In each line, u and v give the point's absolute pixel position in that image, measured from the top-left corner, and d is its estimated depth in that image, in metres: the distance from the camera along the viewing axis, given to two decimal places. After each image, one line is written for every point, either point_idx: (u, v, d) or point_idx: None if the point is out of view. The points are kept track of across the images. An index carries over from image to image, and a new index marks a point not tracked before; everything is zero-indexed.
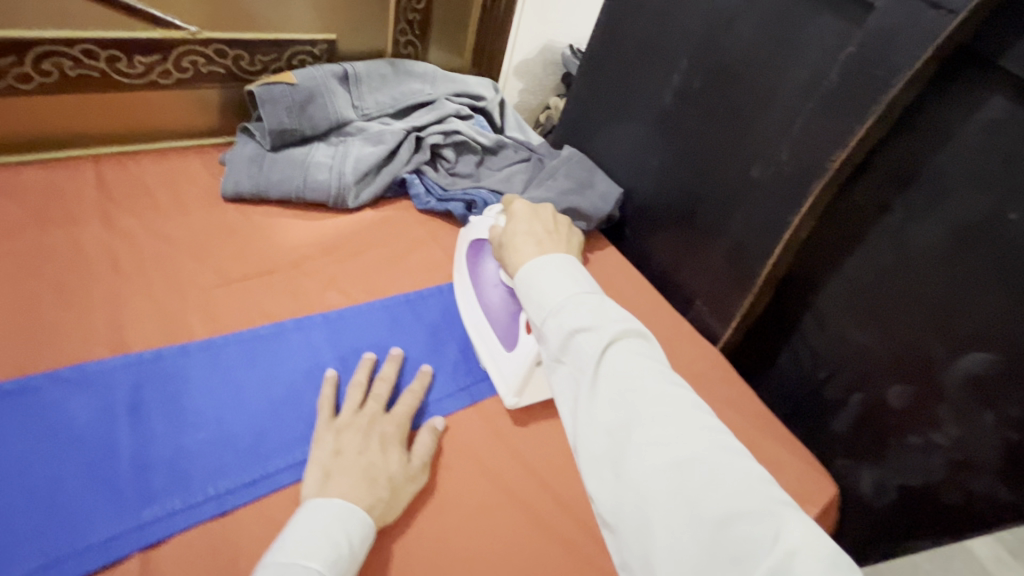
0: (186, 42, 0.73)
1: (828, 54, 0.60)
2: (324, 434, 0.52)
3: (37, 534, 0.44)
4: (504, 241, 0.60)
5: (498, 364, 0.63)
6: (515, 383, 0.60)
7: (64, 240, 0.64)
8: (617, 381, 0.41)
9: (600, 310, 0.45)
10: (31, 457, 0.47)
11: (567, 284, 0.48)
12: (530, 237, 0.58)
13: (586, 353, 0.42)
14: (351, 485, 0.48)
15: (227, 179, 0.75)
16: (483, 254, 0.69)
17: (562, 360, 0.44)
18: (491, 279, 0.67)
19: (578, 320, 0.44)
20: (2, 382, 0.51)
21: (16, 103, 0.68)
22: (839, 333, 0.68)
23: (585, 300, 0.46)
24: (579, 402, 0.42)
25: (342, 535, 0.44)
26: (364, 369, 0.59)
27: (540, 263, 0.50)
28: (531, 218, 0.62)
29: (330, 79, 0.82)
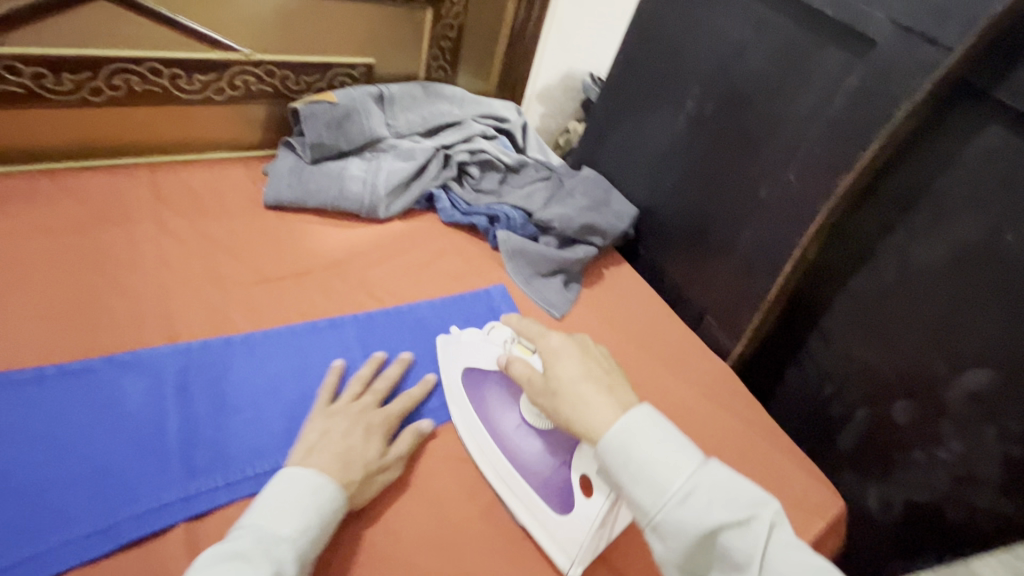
0: (240, 62, 0.80)
1: (834, 84, 0.64)
2: (318, 416, 0.55)
3: (94, 500, 0.48)
4: (559, 388, 0.53)
5: (548, 529, 0.55)
6: (579, 552, 0.53)
7: (120, 238, 0.69)
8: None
9: (729, 491, 0.42)
10: (90, 430, 0.52)
11: (679, 465, 0.44)
12: (594, 383, 0.52)
13: (733, 552, 0.41)
14: (329, 461, 0.50)
15: (268, 188, 0.81)
16: (491, 394, 0.62)
17: (701, 555, 0.42)
18: (510, 425, 0.60)
19: (714, 513, 0.41)
20: (66, 363, 0.56)
21: (86, 113, 0.74)
22: (845, 350, 0.70)
23: (709, 479, 0.43)
24: None
25: (313, 504, 0.47)
26: (371, 365, 0.61)
27: (632, 435, 0.46)
28: (583, 355, 0.56)
29: (366, 99, 0.88)
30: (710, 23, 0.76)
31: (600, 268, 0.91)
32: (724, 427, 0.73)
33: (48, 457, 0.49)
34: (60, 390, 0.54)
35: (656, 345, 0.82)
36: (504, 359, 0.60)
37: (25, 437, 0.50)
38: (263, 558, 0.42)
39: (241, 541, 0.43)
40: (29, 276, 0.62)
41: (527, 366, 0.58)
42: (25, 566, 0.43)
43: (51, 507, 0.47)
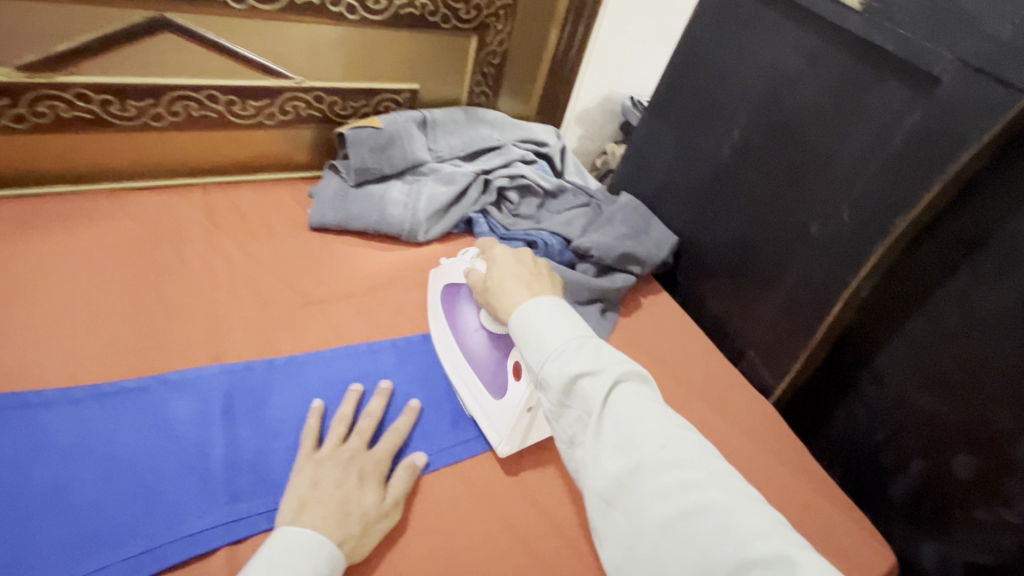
0: (292, 89, 0.82)
1: (893, 120, 0.62)
2: (305, 465, 0.53)
3: (143, 521, 0.49)
4: (490, 287, 0.58)
5: (487, 413, 0.62)
6: (505, 432, 0.60)
7: (173, 258, 0.72)
8: (620, 429, 0.43)
9: (601, 351, 0.46)
10: (141, 449, 0.54)
11: (560, 324, 0.49)
12: (516, 280, 0.56)
13: (588, 400, 0.44)
14: (324, 515, 0.48)
15: (314, 211, 0.83)
16: (458, 299, 0.68)
17: (563, 404, 0.46)
18: (470, 326, 0.66)
19: (580, 363, 0.45)
20: (121, 381, 0.58)
21: (148, 137, 0.78)
22: (899, 395, 0.67)
23: (583, 341, 0.47)
24: (587, 448, 0.44)
25: (308, 568, 0.45)
26: (349, 404, 0.60)
27: (532, 307, 0.51)
28: (515, 262, 0.59)
29: (409, 125, 0.90)
30: (760, 53, 0.75)
31: (638, 297, 0.90)
32: (766, 469, 0.70)
33: (102, 474, 0.51)
34: (116, 409, 0.56)
35: (695, 378, 0.80)
36: (463, 269, 0.66)
37: (80, 455, 0.52)
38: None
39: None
40: (89, 294, 0.65)
41: (480, 275, 0.62)
42: None
43: (102, 526, 0.48)
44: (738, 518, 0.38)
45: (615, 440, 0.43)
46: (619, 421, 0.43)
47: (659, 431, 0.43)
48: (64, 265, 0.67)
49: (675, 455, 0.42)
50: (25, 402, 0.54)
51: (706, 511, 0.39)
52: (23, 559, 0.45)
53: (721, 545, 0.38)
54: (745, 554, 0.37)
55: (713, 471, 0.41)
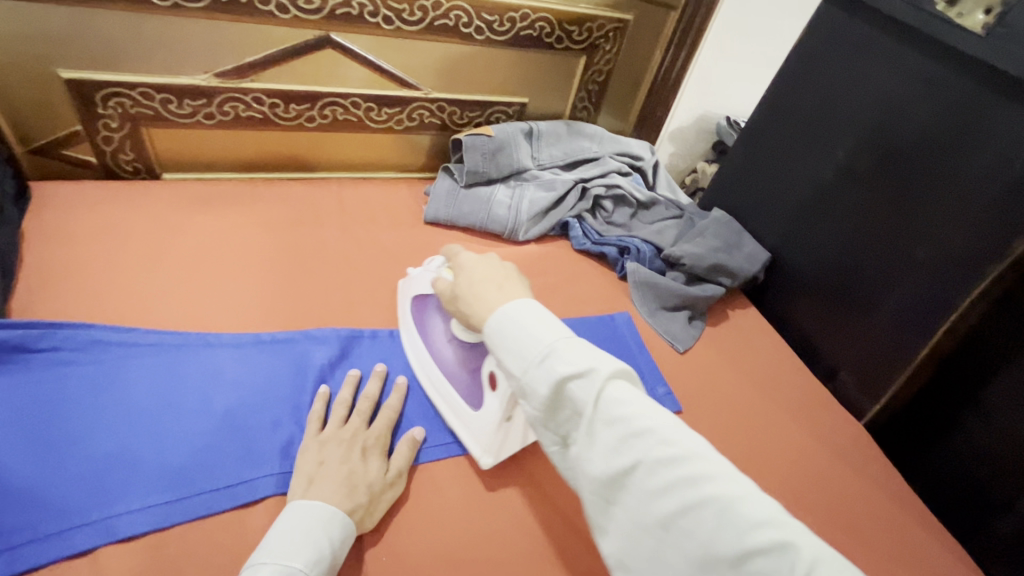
0: (420, 99, 0.94)
1: (1015, 143, 0.61)
2: (311, 446, 0.56)
3: (289, 447, 0.59)
4: (460, 293, 0.55)
5: (465, 422, 0.64)
6: (487, 441, 0.61)
7: (315, 237, 0.84)
8: (614, 430, 0.42)
9: (583, 350, 0.44)
10: (287, 389, 0.64)
11: (535, 323, 0.46)
12: (487, 284, 0.53)
13: (578, 404, 0.43)
14: (332, 490, 0.52)
15: (429, 206, 0.92)
16: (427, 309, 0.70)
17: (550, 411, 0.44)
18: (439, 338, 0.68)
19: (563, 365, 0.43)
20: (275, 333, 0.69)
21: (301, 136, 0.92)
22: (1004, 427, 0.64)
23: (566, 344, 0.45)
24: (581, 452, 0.43)
25: (323, 537, 0.48)
26: (349, 387, 0.63)
27: (508, 312, 0.48)
28: (482, 265, 0.55)
29: (517, 135, 0.97)
30: (873, 77, 0.75)
31: (725, 310, 0.92)
32: (853, 486, 0.70)
33: (260, 405, 0.61)
34: (270, 354, 0.66)
35: (782, 391, 0.81)
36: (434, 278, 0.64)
37: (243, 388, 0.62)
38: None
39: None
40: (251, 261, 0.78)
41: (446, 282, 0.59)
42: (242, 488, 0.55)
43: (260, 446, 0.58)
44: (739, 505, 0.38)
45: (610, 445, 0.42)
46: (610, 423, 0.42)
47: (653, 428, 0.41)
48: (233, 236, 0.81)
49: (669, 452, 0.40)
50: (205, 340, 0.66)
51: (702, 506, 0.38)
52: (202, 462, 0.56)
53: (721, 537, 0.37)
54: (747, 546, 0.36)
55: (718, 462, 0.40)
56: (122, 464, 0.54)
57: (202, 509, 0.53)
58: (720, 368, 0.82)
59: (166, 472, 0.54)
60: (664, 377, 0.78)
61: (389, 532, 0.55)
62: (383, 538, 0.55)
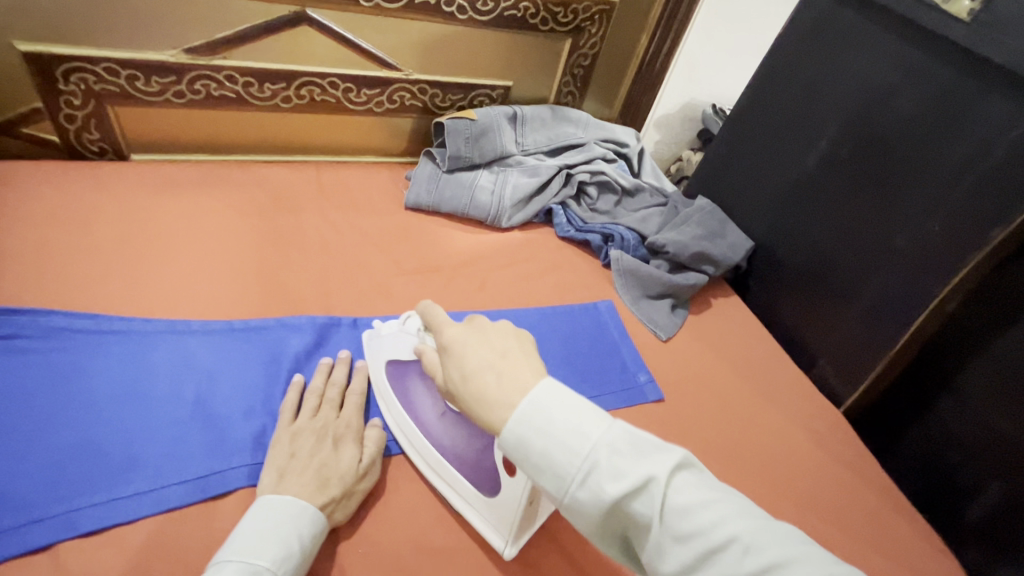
0: (400, 80, 0.91)
1: (994, 135, 0.61)
2: (283, 436, 0.55)
3: (264, 437, 0.57)
4: (454, 386, 0.45)
5: (480, 510, 0.55)
6: (510, 533, 0.53)
7: (292, 222, 0.82)
8: (688, 546, 0.37)
9: (635, 456, 0.39)
10: (262, 378, 0.62)
11: (572, 433, 0.39)
12: (485, 373, 0.43)
13: (643, 519, 0.38)
14: (303, 483, 0.51)
15: (410, 191, 0.90)
16: (409, 379, 0.60)
17: (609, 526, 0.40)
18: (429, 414, 0.58)
19: (614, 487, 0.38)
20: (249, 320, 0.67)
21: (277, 117, 0.89)
22: (978, 414, 0.65)
23: (612, 449, 0.39)
24: (652, 564, 0.39)
25: (291, 532, 0.47)
26: (320, 375, 0.62)
27: (529, 422, 0.40)
28: (475, 342, 0.46)
29: (501, 119, 0.96)
30: (857, 66, 0.75)
31: (708, 298, 0.92)
32: (829, 471, 0.71)
33: (233, 395, 0.60)
34: (244, 342, 0.65)
35: (762, 378, 0.81)
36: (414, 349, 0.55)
37: (215, 376, 0.61)
38: None
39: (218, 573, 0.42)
40: (223, 245, 0.75)
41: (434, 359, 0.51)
42: (214, 479, 0.53)
43: (233, 435, 0.57)
44: None
45: (684, 561, 0.37)
46: (682, 537, 0.37)
47: (730, 532, 0.36)
48: (205, 219, 0.78)
49: (756, 562, 0.35)
50: (175, 328, 0.64)
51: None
52: (172, 453, 0.54)
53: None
54: None
55: (807, 556, 0.36)
56: (87, 455, 0.52)
57: (172, 501, 0.52)
58: (701, 356, 0.82)
59: (133, 462, 0.53)
60: (646, 365, 0.78)
61: (366, 522, 0.55)
62: (359, 526, 0.54)
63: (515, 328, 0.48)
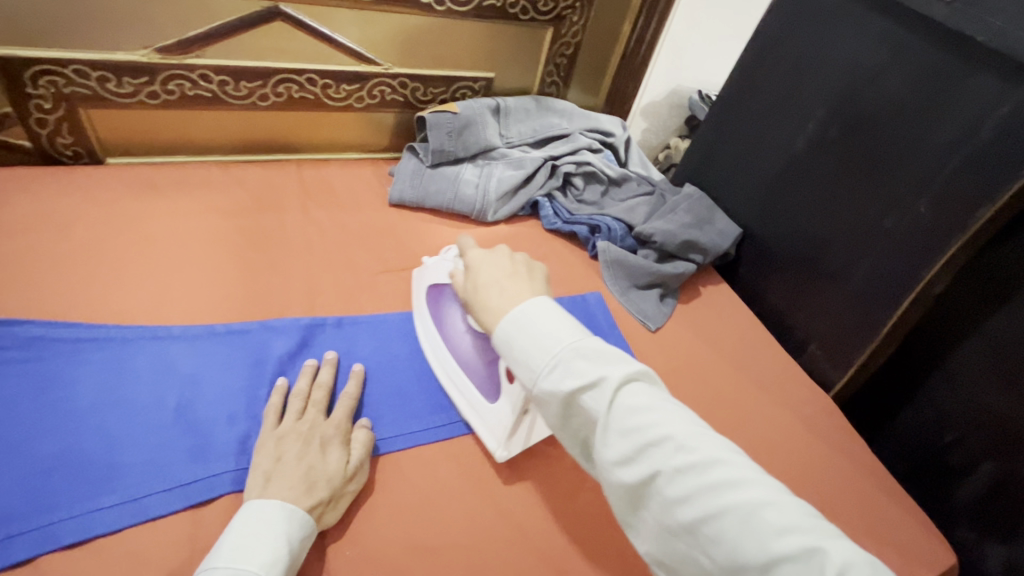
0: (379, 75, 0.90)
1: (981, 113, 0.61)
2: (267, 441, 0.54)
3: (248, 441, 0.57)
4: (468, 294, 0.56)
5: (481, 414, 0.63)
6: (502, 433, 0.60)
7: (275, 222, 0.81)
8: (627, 439, 0.42)
9: (597, 359, 0.45)
10: (245, 382, 0.61)
11: (546, 334, 0.47)
12: (492, 286, 0.53)
13: (592, 414, 0.44)
14: (290, 487, 0.50)
15: (393, 188, 0.89)
16: (444, 300, 0.69)
17: (565, 417, 0.46)
18: (456, 330, 0.66)
19: (572, 377, 0.44)
20: (232, 324, 0.66)
21: (255, 116, 0.87)
22: (970, 395, 0.65)
23: (578, 351, 0.46)
24: (599, 458, 0.44)
25: (281, 535, 0.47)
26: (304, 377, 0.60)
27: (515, 321, 0.49)
28: (489, 262, 0.56)
29: (484, 111, 0.94)
30: (843, 47, 0.74)
31: (697, 286, 0.91)
32: (819, 457, 0.71)
33: (216, 400, 0.59)
34: (226, 345, 0.64)
35: (752, 365, 0.81)
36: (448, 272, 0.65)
37: (196, 381, 0.60)
38: None
39: None
40: (204, 248, 0.74)
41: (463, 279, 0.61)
42: (197, 485, 0.53)
43: (217, 441, 0.56)
44: (761, 510, 0.38)
45: (624, 454, 0.42)
46: (625, 431, 0.42)
47: (668, 433, 0.41)
48: (185, 221, 0.77)
49: (687, 458, 0.40)
50: (155, 333, 0.63)
51: (724, 513, 0.38)
52: (154, 460, 0.53)
53: (744, 544, 0.37)
54: (770, 549, 0.36)
55: (737, 468, 0.40)
56: (67, 466, 0.51)
57: (157, 509, 0.51)
58: (691, 345, 0.82)
59: (114, 471, 0.52)
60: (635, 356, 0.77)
61: (357, 523, 0.54)
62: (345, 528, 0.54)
63: (531, 258, 0.57)
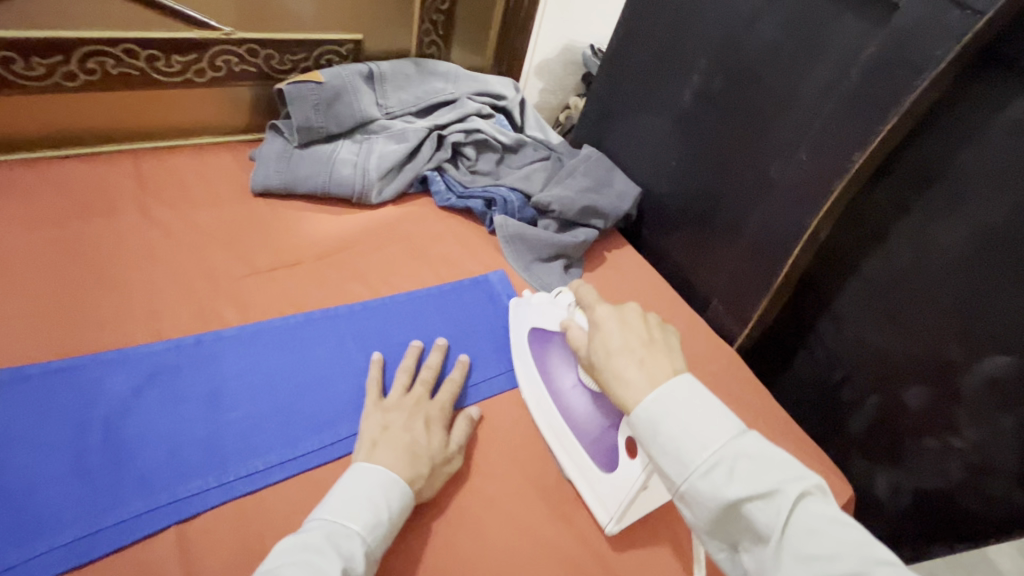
0: (219, 41, 0.76)
1: (852, 55, 0.60)
2: (374, 412, 0.55)
3: (82, 504, 0.47)
4: (596, 359, 0.50)
5: (591, 482, 0.56)
6: (617, 509, 0.53)
7: (103, 228, 0.67)
8: (806, 565, 0.35)
9: (764, 462, 0.39)
10: (73, 433, 0.50)
11: (706, 428, 0.41)
12: (625, 356, 0.47)
13: (759, 526, 0.37)
14: (395, 457, 0.50)
15: (256, 174, 0.78)
16: (551, 350, 0.64)
17: (720, 522, 0.39)
18: (566, 384, 0.61)
19: (738, 484, 0.38)
20: (51, 362, 0.54)
21: (61, 99, 0.71)
22: (856, 335, 0.67)
23: (741, 451, 0.39)
24: (761, 572, 0.38)
25: (383, 500, 0.47)
26: (376, 368, 0.60)
27: (665, 402, 0.42)
28: (621, 327, 0.50)
29: (355, 78, 0.84)
30: None
31: (602, 251, 0.89)
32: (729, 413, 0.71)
33: (38, 460, 0.48)
34: (45, 391, 0.52)
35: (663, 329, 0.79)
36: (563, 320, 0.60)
37: (8, 442, 0.49)
38: (330, 551, 0.42)
39: (311, 533, 0.43)
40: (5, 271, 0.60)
41: (581, 332, 0.55)
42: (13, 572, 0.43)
43: (40, 510, 0.46)
44: None
45: None
46: (804, 555, 0.36)
47: (857, 565, 0.35)
48: None
49: None
50: None
51: None
52: None
53: None
54: None
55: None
56: None
57: None
58: None
59: None
60: None
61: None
62: None
63: (661, 320, 0.53)
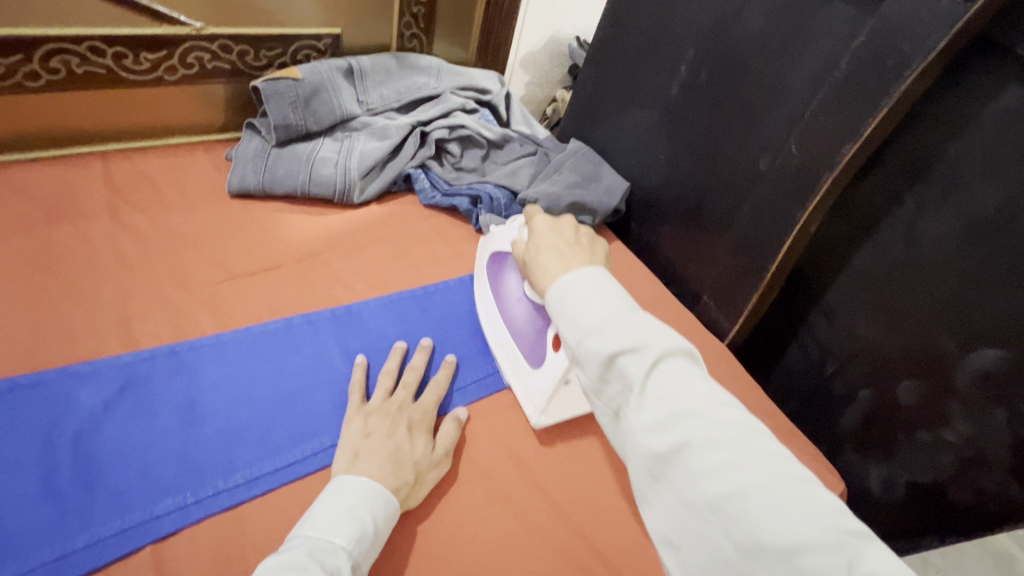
0: (190, 37, 0.73)
1: (839, 46, 0.58)
2: (356, 417, 0.54)
3: (52, 525, 0.45)
4: (528, 258, 0.53)
5: (524, 379, 0.61)
6: (539, 400, 0.58)
7: (71, 235, 0.64)
8: (664, 408, 0.37)
9: (644, 326, 0.40)
10: (40, 451, 0.48)
11: (599, 298, 0.42)
12: (550, 252, 0.51)
13: (630, 379, 0.38)
14: (379, 465, 0.49)
15: (233, 175, 0.75)
16: (502, 266, 0.67)
17: (600, 381, 0.40)
18: (513, 296, 0.64)
19: (618, 340, 0.39)
20: (17, 377, 0.52)
21: (24, 100, 0.68)
22: (847, 328, 0.67)
23: (627, 317, 0.41)
24: (628, 427, 0.38)
25: (368, 512, 0.45)
26: (360, 370, 0.59)
27: (572, 281, 0.44)
28: (551, 231, 0.53)
29: (334, 74, 0.81)
30: None
31: None
32: None
33: (3, 481, 0.46)
34: (10, 407, 0.50)
35: None
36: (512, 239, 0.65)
37: None
38: (316, 567, 0.40)
39: (294, 551, 0.41)
40: None
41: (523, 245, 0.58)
42: None
43: (6, 532, 0.44)
44: (789, 498, 0.32)
45: (656, 421, 0.36)
46: (664, 400, 0.37)
47: (709, 410, 0.36)
48: None
49: (721, 434, 0.35)
50: None
51: (752, 494, 0.33)
52: None
53: (766, 529, 0.32)
54: (799, 536, 0.31)
55: (779, 474, 0.33)
56: None
57: None
58: None
59: None
60: None
61: None
62: None
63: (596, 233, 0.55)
